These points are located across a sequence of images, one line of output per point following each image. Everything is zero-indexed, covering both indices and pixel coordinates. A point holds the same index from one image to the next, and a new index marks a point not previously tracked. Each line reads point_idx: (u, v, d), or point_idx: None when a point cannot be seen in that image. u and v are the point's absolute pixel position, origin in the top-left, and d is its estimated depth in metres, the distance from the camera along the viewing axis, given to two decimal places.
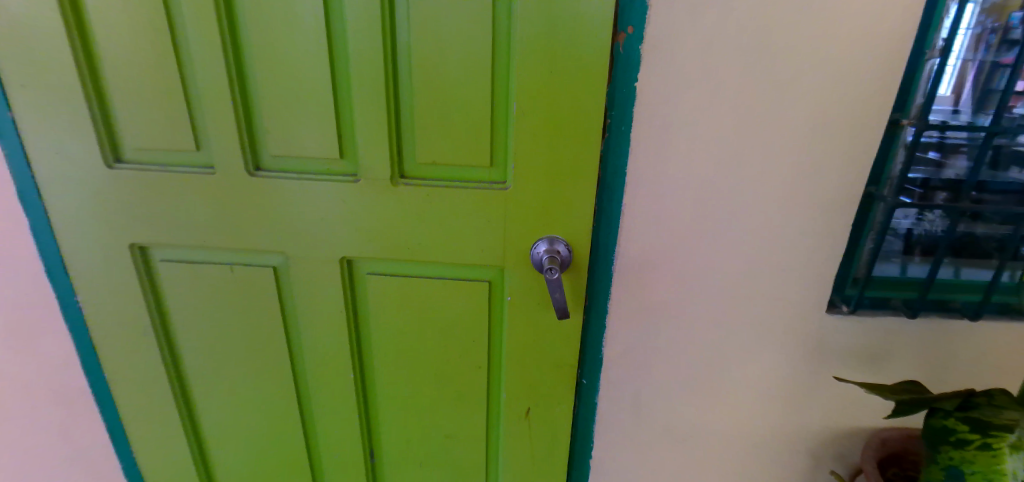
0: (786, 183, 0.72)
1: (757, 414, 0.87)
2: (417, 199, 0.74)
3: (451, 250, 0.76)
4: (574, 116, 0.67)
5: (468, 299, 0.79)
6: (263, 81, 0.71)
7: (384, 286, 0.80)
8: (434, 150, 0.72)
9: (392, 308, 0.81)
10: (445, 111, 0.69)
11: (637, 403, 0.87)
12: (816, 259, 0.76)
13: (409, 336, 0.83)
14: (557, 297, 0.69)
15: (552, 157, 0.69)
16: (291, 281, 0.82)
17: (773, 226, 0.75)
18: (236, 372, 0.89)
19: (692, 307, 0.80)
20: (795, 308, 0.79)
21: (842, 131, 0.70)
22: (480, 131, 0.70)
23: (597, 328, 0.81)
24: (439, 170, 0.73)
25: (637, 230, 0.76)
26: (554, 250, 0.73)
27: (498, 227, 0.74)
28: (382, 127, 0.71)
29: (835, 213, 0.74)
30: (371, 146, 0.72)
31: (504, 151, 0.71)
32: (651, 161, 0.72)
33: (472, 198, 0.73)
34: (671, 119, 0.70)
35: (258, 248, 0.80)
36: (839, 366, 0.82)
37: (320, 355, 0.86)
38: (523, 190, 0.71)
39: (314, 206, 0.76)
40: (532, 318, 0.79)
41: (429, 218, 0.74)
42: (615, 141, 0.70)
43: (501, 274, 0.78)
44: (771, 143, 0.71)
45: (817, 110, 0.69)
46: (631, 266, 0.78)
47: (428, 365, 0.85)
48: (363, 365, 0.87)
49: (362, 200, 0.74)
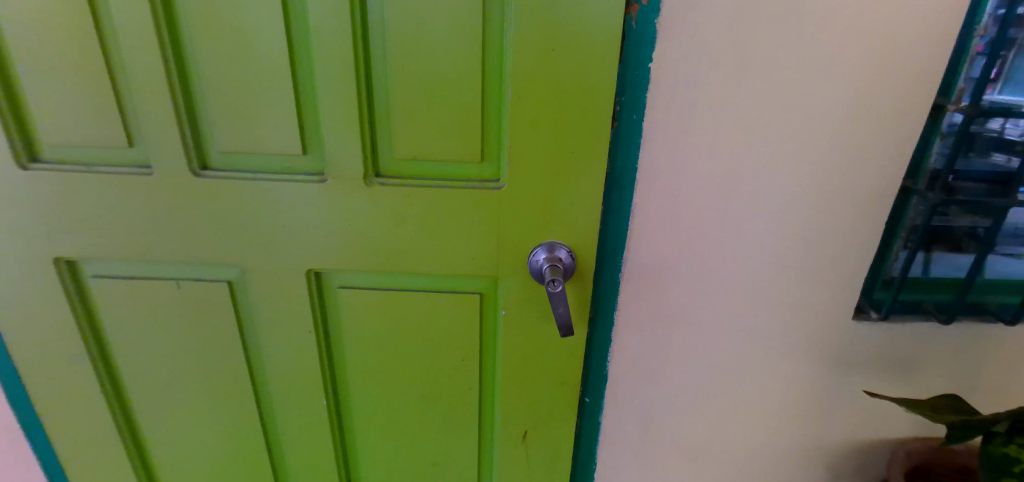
0: (816, 176, 0.65)
1: (776, 428, 0.80)
2: (396, 202, 0.63)
3: (436, 259, 0.66)
4: (579, 104, 0.58)
5: (458, 313, 0.69)
6: (206, 63, 0.59)
7: (359, 301, 0.69)
8: (415, 144, 0.61)
9: (370, 326, 0.71)
10: (427, 97, 0.59)
11: (646, 420, 0.79)
12: (844, 260, 0.69)
13: (390, 355, 0.73)
14: (559, 312, 0.60)
15: (552, 151, 0.60)
16: (251, 298, 0.71)
17: (799, 224, 0.67)
18: (191, 401, 0.78)
19: (707, 315, 0.72)
20: (818, 314, 0.72)
21: (877, 117, 0.62)
22: (468, 120, 0.60)
23: (602, 341, 0.73)
24: (422, 166, 0.63)
25: (649, 232, 0.67)
26: (555, 257, 0.63)
27: (490, 231, 0.64)
28: (353, 117, 0.60)
29: (865, 211, 0.66)
30: (339, 139, 0.61)
31: (497, 144, 0.62)
32: (665, 153, 0.63)
33: (460, 199, 0.63)
34: (688, 104, 0.61)
35: (209, 260, 0.68)
36: (863, 376, 0.75)
37: (287, 379, 0.76)
38: (519, 189, 0.62)
39: (274, 211, 0.65)
40: (530, 334, 0.70)
41: (410, 222, 0.64)
42: (625, 132, 0.61)
43: (494, 284, 0.68)
44: (799, 131, 0.62)
45: (851, 94, 0.61)
46: (641, 273, 0.69)
47: (411, 387, 0.75)
48: (338, 389, 0.77)
49: (331, 204, 0.64)
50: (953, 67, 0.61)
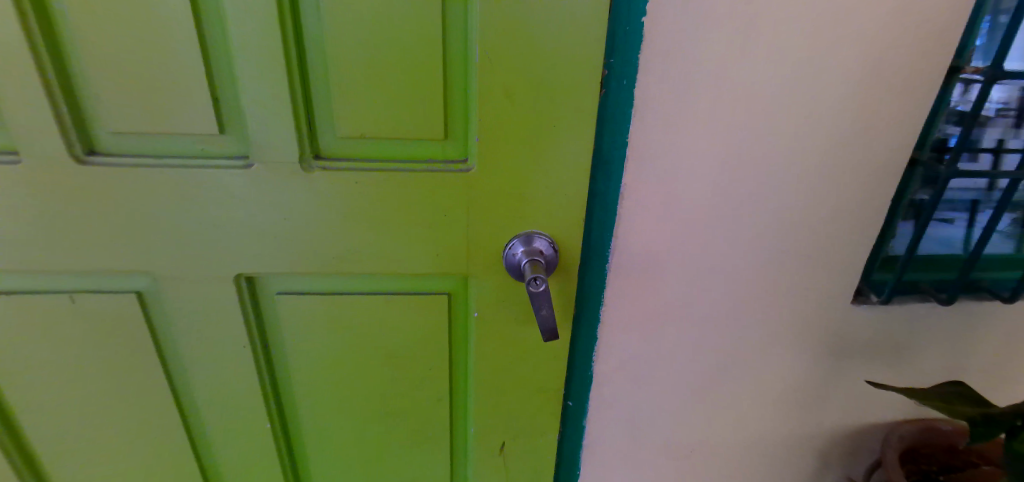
0: (823, 149, 0.58)
1: (770, 420, 0.75)
2: (341, 190, 0.52)
3: (394, 258, 0.56)
4: (561, 68, 0.48)
5: (423, 317, 0.60)
6: (79, 18, 0.45)
7: (303, 308, 0.58)
8: (362, 119, 0.50)
9: (317, 336, 0.60)
10: (374, 60, 0.48)
11: (634, 421, 0.72)
12: (847, 242, 0.63)
13: (344, 368, 0.63)
14: (543, 315, 0.51)
15: (528, 125, 0.51)
16: (167, 311, 0.58)
17: (803, 204, 0.60)
18: (102, 436, 0.65)
19: (701, 307, 0.66)
20: (817, 300, 0.66)
21: (892, 82, 0.55)
22: (427, 89, 0.49)
23: (587, 339, 0.65)
24: (372, 147, 0.52)
25: (640, 217, 0.59)
26: (534, 250, 0.55)
27: (457, 221, 0.54)
28: (282, 86, 0.48)
29: (870, 188, 0.60)
30: (264, 115, 0.49)
31: (462, 117, 0.51)
32: (660, 125, 0.54)
33: (421, 185, 0.52)
34: (687, 67, 0.52)
35: (110, 268, 0.55)
36: (857, 361, 0.71)
37: (221, 403, 0.64)
38: (492, 171, 0.52)
39: (189, 205, 0.52)
40: (508, 337, 0.61)
41: (361, 216, 0.53)
42: (612, 102, 0.52)
43: (464, 282, 0.59)
44: (808, 97, 0.55)
45: (866, 55, 0.54)
46: (629, 264, 0.61)
47: (371, 402, 0.65)
48: (282, 410, 0.66)
49: (261, 195, 0.52)
50: (972, 26, 0.55)
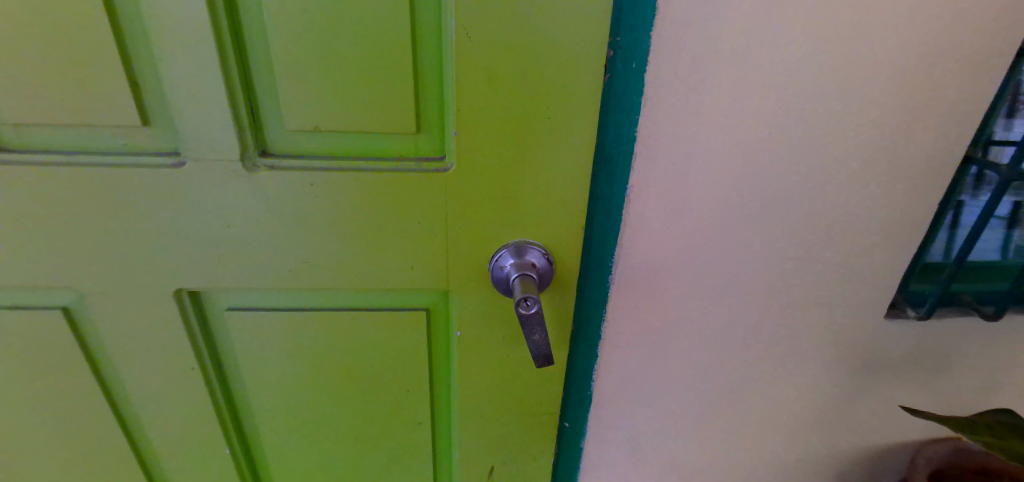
0: (862, 143, 0.49)
1: (787, 440, 0.68)
2: (294, 193, 0.44)
3: (361, 271, 0.48)
4: (555, 47, 0.40)
5: (397, 335, 0.52)
6: None
7: (258, 326, 0.51)
8: (315, 109, 0.41)
9: (277, 356, 0.53)
10: (329, 37, 0.39)
11: (636, 442, 0.65)
12: (886, 249, 0.55)
13: (309, 392, 0.55)
14: (535, 341, 0.44)
15: (516, 116, 0.42)
16: (101, 330, 0.50)
17: (836, 206, 0.52)
18: (40, 464, 0.57)
19: (715, 322, 0.58)
20: (846, 314, 0.58)
21: (950, 63, 0.46)
22: (394, 73, 0.41)
23: (586, 357, 0.58)
24: (330, 142, 0.43)
25: (648, 223, 0.50)
26: (525, 264, 0.47)
27: (434, 229, 0.46)
28: (218, 69, 0.40)
29: (915, 188, 0.52)
30: (198, 103, 0.41)
31: (438, 106, 0.43)
32: (675, 115, 0.46)
33: (388, 187, 0.44)
34: (707, 48, 0.44)
35: (27, 282, 0.47)
36: (886, 379, 0.64)
37: (171, 428, 0.56)
38: (474, 171, 0.44)
39: (114, 210, 0.44)
40: (494, 359, 0.54)
41: (320, 223, 0.45)
42: (619, 87, 0.43)
43: (445, 297, 0.51)
44: (847, 83, 0.47)
45: (918, 32, 0.45)
46: (633, 275, 0.53)
47: (341, 428, 0.58)
48: (242, 435, 0.58)
49: (200, 198, 0.44)
50: None
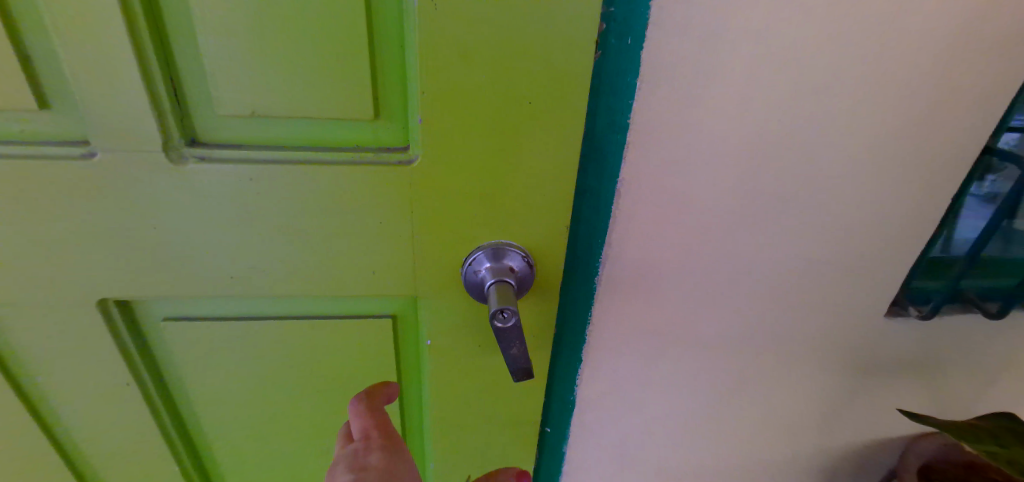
0: (877, 131, 0.44)
1: (775, 439, 0.65)
2: (231, 191, 0.37)
3: (316, 277, 0.42)
4: (537, 19, 0.34)
5: (360, 345, 0.47)
6: None
7: (201, 338, 0.45)
8: (252, 90, 0.35)
9: (226, 372, 0.47)
10: (265, 4, 0.32)
11: (620, 445, 0.62)
12: (891, 246, 0.51)
13: (263, 406, 0.50)
14: (513, 356, 0.39)
15: (492, 101, 0.36)
16: (17, 343, 0.44)
17: (844, 201, 0.48)
18: None
19: (707, 324, 0.54)
20: (844, 314, 0.55)
21: (980, 39, 0.41)
22: (344, 49, 0.34)
23: (569, 362, 0.53)
24: (273, 129, 0.37)
25: (640, 220, 0.46)
26: (503, 268, 0.42)
27: (398, 230, 0.40)
28: (130, 42, 0.33)
29: (927, 184, 0.48)
30: (106, 83, 0.34)
31: (399, 88, 0.37)
32: (672, 100, 0.41)
33: (343, 183, 0.38)
34: (712, 26, 0.38)
35: None
36: (880, 379, 0.61)
37: (112, 448, 0.51)
38: (443, 164, 0.38)
39: (15, 210, 0.37)
40: (469, 368, 0.49)
41: (264, 223, 0.39)
42: (611, 65, 0.38)
43: (413, 302, 0.46)
44: (867, 62, 0.41)
45: (953, 2, 0.39)
46: (622, 276, 0.49)
47: (302, 441, 0.53)
48: (193, 450, 0.53)
49: (118, 196, 0.37)
50: None
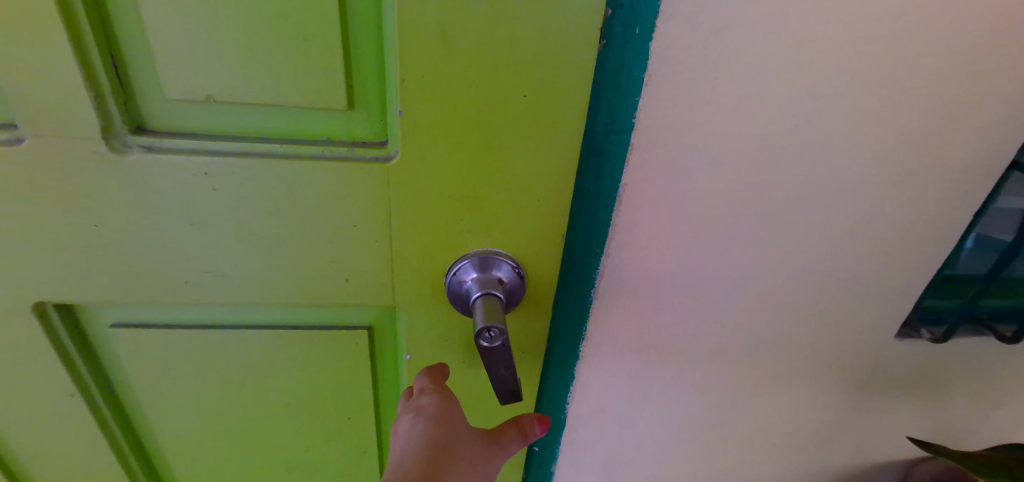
0: (898, 140, 0.41)
1: (773, 459, 0.62)
2: (183, 186, 0.33)
3: (282, 284, 0.38)
4: (532, 3, 0.29)
5: (332, 357, 0.43)
6: None
7: (155, 347, 0.41)
8: (207, 73, 0.31)
9: (182, 384, 0.43)
10: None
11: (611, 463, 0.59)
12: (904, 262, 0.48)
13: (224, 420, 0.45)
14: (500, 376, 0.35)
15: (480, 94, 0.32)
16: None
17: (858, 215, 0.44)
18: None
19: (707, 340, 0.50)
20: (850, 332, 0.52)
21: (1012, 46, 0.38)
22: (313, 29, 0.30)
23: (560, 378, 0.50)
24: (232, 119, 0.32)
25: (640, 228, 0.42)
26: (491, 279, 0.38)
27: (373, 234, 0.36)
28: (62, 13, 0.28)
29: (946, 198, 0.45)
30: (34, 60, 0.29)
31: (376, 76, 0.32)
32: (682, 100, 0.37)
33: (311, 181, 0.34)
34: (726, 19, 0.34)
35: None
36: (885, 399, 0.58)
37: (56, 464, 0.46)
38: (424, 163, 0.34)
39: None
40: (452, 383, 0.45)
41: (221, 223, 0.35)
42: (614, 59, 0.34)
43: (391, 312, 0.42)
44: (893, 66, 0.38)
45: (988, 5, 0.36)
46: (619, 287, 0.45)
47: (269, 457, 0.48)
48: (148, 464, 0.49)
49: (53, 190, 0.33)
50: None
